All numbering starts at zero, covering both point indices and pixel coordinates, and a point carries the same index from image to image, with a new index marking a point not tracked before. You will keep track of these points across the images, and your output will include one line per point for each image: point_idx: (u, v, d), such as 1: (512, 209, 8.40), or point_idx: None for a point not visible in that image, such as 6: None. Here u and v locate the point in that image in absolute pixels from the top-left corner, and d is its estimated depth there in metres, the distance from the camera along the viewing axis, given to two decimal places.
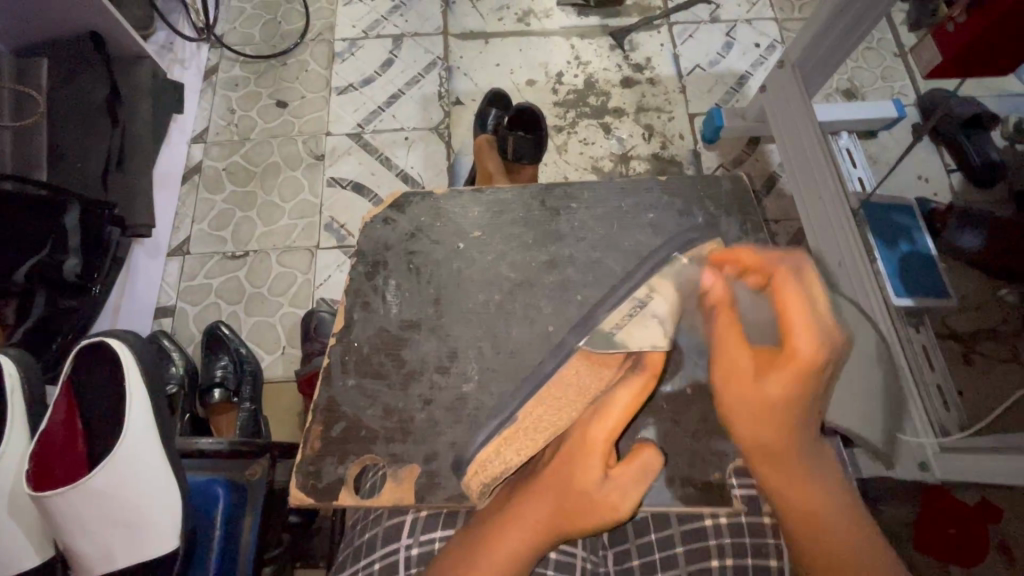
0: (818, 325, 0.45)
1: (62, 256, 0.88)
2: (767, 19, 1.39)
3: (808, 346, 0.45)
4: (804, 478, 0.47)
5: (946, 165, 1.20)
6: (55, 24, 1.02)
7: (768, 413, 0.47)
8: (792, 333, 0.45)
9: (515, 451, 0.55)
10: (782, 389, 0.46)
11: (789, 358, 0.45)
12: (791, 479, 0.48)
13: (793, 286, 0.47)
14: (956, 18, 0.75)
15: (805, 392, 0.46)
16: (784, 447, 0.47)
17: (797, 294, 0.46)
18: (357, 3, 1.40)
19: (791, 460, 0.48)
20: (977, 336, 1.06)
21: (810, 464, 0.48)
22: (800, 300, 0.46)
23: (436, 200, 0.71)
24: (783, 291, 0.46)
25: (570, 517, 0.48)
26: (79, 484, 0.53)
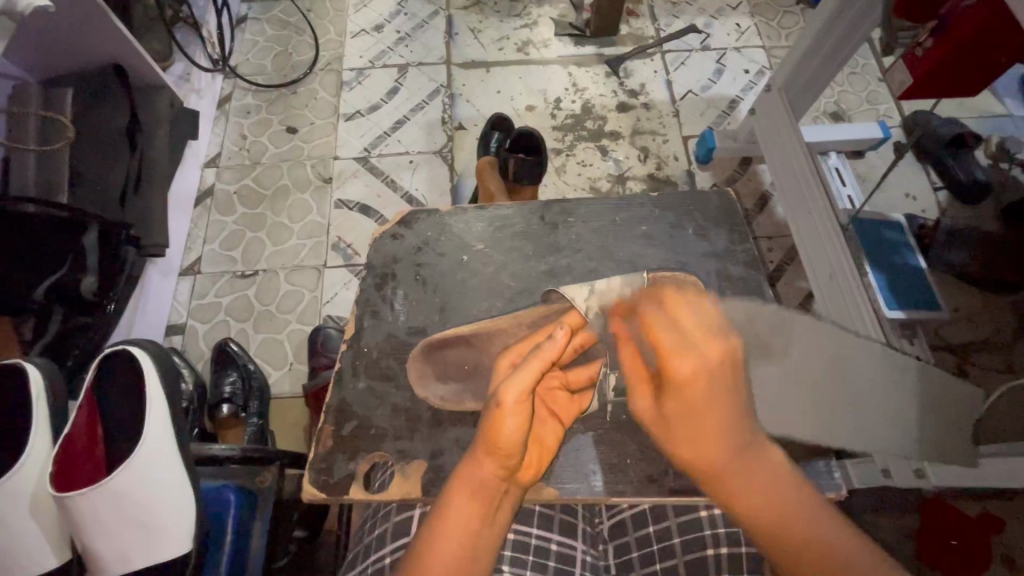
0: (685, 339, 0.45)
1: (79, 275, 0.91)
2: (756, 46, 1.46)
3: (681, 367, 0.44)
4: (746, 484, 0.44)
5: (933, 183, 1.24)
6: (82, 56, 1.08)
7: (695, 437, 0.45)
8: (667, 355, 0.44)
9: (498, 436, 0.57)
10: (676, 407, 0.45)
11: (671, 383, 0.44)
12: (748, 478, 0.44)
13: (660, 318, 0.46)
14: (923, 43, 0.80)
15: (708, 389, 0.44)
16: (717, 470, 0.44)
17: (661, 330, 0.45)
18: (364, 35, 1.48)
19: (731, 477, 0.44)
20: (970, 347, 1.09)
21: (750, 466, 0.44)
22: (666, 325, 0.46)
23: (440, 216, 0.75)
24: (649, 323, 0.46)
25: (488, 443, 0.48)
26: (102, 483, 0.56)
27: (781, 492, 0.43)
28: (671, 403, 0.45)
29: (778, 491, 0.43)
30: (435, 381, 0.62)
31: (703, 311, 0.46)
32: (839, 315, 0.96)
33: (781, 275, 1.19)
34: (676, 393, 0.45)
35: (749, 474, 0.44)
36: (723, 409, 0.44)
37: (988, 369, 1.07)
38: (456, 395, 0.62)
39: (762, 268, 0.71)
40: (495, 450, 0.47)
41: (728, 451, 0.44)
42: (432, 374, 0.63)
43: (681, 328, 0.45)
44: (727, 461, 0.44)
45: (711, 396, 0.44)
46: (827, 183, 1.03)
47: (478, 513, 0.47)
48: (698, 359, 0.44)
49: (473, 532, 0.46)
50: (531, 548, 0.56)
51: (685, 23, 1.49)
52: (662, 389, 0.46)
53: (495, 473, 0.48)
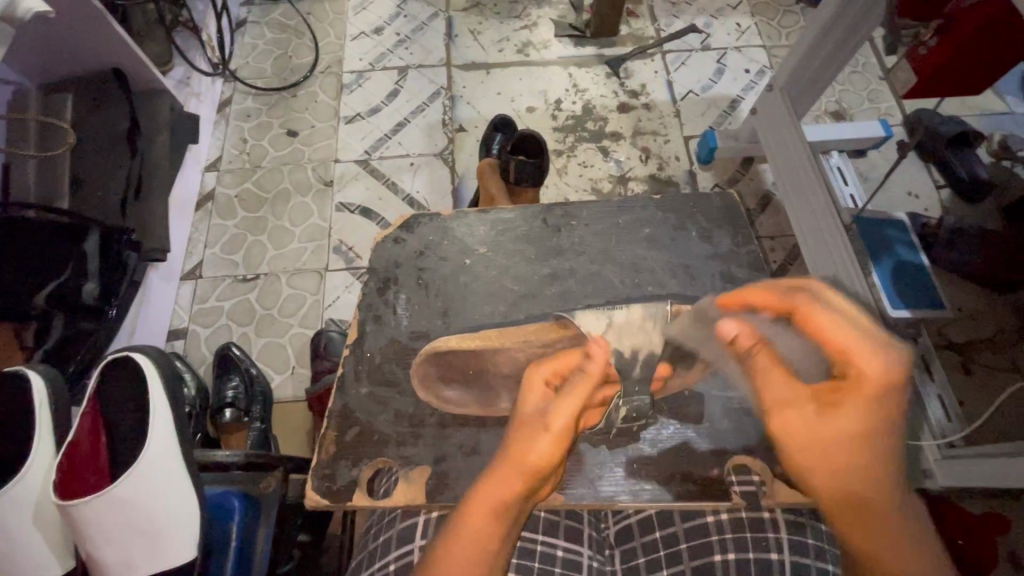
0: (870, 344, 0.46)
1: (81, 280, 0.92)
2: (756, 46, 1.46)
3: (873, 369, 0.45)
4: (881, 512, 0.46)
5: (935, 182, 1.24)
6: (81, 60, 1.08)
7: (855, 463, 0.46)
8: (862, 364, 0.45)
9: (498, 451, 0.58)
10: (856, 422, 0.46)
11: (851, 387, 0.46)
12: (871, 520, 0.46)
13: (820, 313, 0.47)
14: (926, 41, 0.79)
15: (880, 413, 0.46)
16: (855, 491, 0.46)
17: (833, 333, 0.46)
18: (364, 38, 1.48)
19: (864, 502, 0.46)
20: (975, 347, 1.08)
21: (894, 499, 0.46)
22: (831, 323, 0.46)
23: (443, 220, 0.75)
24: (812, 318, 0.47)
25: (514, 463, 0.49)
26: (104, 491, 0.56)
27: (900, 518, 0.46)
28: (849, 410, 0.46)
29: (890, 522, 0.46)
30: (442, 386, 0.61)
31: (854, 320, 0.47)
32: None
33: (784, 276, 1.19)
34: (864, 403, 0.46)
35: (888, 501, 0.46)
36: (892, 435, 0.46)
37: (993, 368, 1.06)
38: (462, 397, 0.61)
39: (767, 270, 0.70)
40: (521, 471, 0.48)
41: (862, 480, 0.46)
42: (436, 376, 0.60)
43: (847, 333, 0.46)
44: (872, 482, 0.46)
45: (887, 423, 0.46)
46: (829, 183, 1.02)
47: (490, 526, 0.47)
48: (885, 371, 0.45)
49: (489, 551, 0.46)
50: (537, 554, 0.56)
51: (685, 23, 1.49)
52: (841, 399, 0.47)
53: (518, 494, 0.48)
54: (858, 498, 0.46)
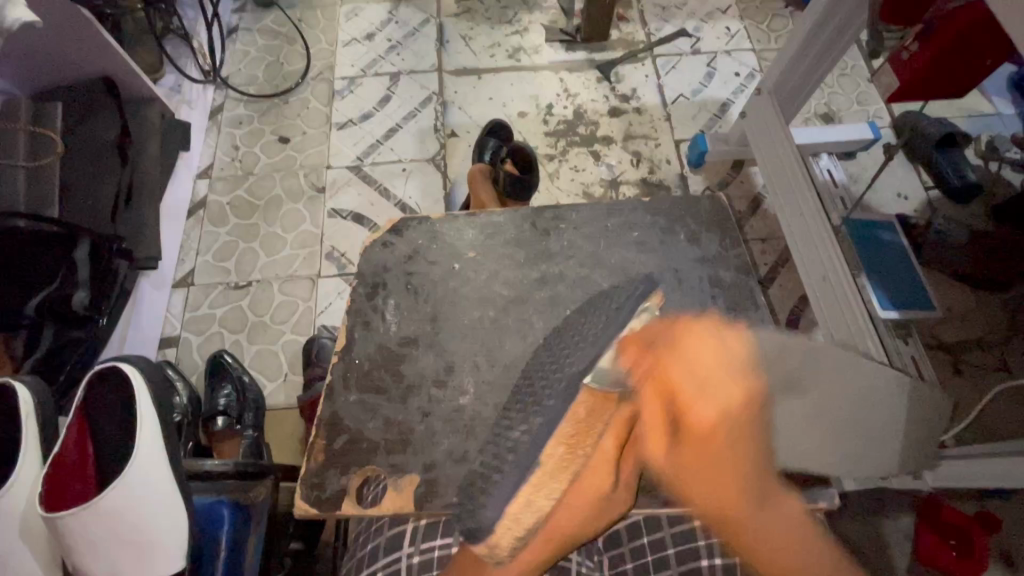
0: (704, 386, 0.50)
1: (69, 290, 0.90)
2: (746, 49, 1.47)
3: (700, 415, 0.50)
4: (758, 526, 0.48)
5: (924, 182, 1.25)
6: (71, 70, 1.08)
7: (704, 483, 0.50)
8: (688, 406, 0.50)
9: (547, 496, 0.49)
10: (693, 452, 0.50)
11: (690, 426, 0.50)
12: (756, 528, 0.48)
13: (674, 362, 0.51)
14: (909, 46, 0.81)
15: (721, 435, 0.50)
16: (729, 509, 0.49)
17: (679, 376, 0.50)
18: (356, 45, 1.48)
19: (741, 517, 0.48)
20: (964, 347, 1.09)
21: (766, 512, 0.49)
22: (683, 371, 0.50)
23: (432, 225, 0.75)
24: (666, 369, 0.50)
25: (571, 536, 0.51)
26: (91, 503, 0.55)
27: (777, 528, 0.48)
28: (688, 453, 0.51)
29: (776, 532, 0.48)
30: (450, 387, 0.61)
31: (711, 357, 0.51)
32: (834, 319, 0.96)
33: (774, 278, 1.20)
34: (694, 444, 0.50)
35: (760, 517, 0.48)
36: (742, 454, 0.50)
37: (982, 368, 1.07)
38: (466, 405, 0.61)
39: (755, 273, 0.71)
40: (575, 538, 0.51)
41: (736, 497, 0.49)
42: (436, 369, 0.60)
43: (697, 374, 0.50)
44: (737, 501, 0.48)
45: (736, 448, 0.50)
46: (817, 187, 1.03)
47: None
48: (715, 405, 0.50)
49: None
50: None
51: (675, 27, 1.50)
52: (684, 438, 0.51)
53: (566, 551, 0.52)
54: (720, 511, 0.49)
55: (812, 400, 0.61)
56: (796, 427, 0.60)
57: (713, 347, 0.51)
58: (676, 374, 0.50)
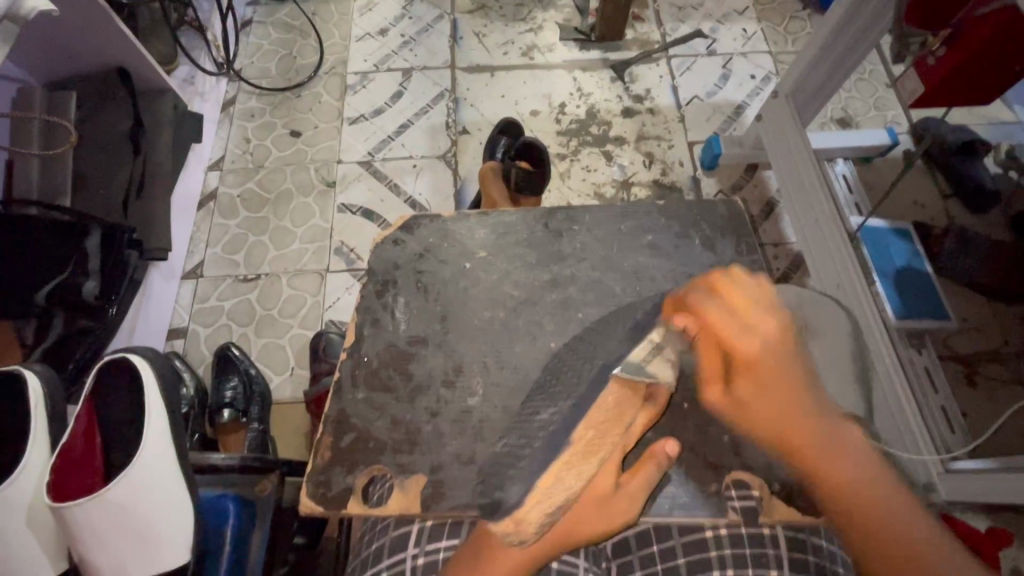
0: (744, 327, 0.55)
1: (81, 279, 0.90)
2: (762, 52, 1.45)
3: (747, 349, 0.54)
4: (834, 456, 0.51)
5: (941, 191, 1.23)
6: (85, 60, 1.08)
7: (768, 411, 0.53)
8: (732, 340, 0.54)
9: (575, 475, 0.54)
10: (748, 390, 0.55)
11: (740, 365, 0.55)
12: (829, 462, 0.51)
13: (711, 307, 0.55)
14: (935, 51, 0.79)
15: (779, 350, 0.54)
16: (801, 440, 0.52)
17: (720, 313, 0.55)
18: (369, 39, 1.48)
19: (808, 445, 0.52)
20: (979, 358, 1.07)
21: (838, 441, 0.52)
22: (725, 318, 0.55)
23: (444, 223, 0.74)
24: (707, 317, 0.55)
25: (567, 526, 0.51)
26: (98, 495, 0.56)
27: (849, 456, 0.51)
28: (743, 388, 0.55)
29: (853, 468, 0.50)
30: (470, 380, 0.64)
31: (756, 302, 0.56)
32: None
33: (786, 285, 1.18)
34: (749, 369, 0.54)
35: (834, 452, 0.51)
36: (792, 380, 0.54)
37: (997, 380, 1.05)
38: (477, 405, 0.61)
39: (770, 280, 0.70)
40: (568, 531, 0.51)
41: (808, 433, 0.52)
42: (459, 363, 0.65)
43: (733, 307, 0.55)
44: (809, 432, 0.52)
45: (780, 372, 0.54)
46: (833, 193, 1.02)
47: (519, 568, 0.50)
48: (760, 338, 0.54)
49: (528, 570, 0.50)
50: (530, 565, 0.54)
51: (691, 28, 1.48)
52: (736, 377, 0.55)
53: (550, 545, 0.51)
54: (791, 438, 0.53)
55: (827, 346, 0.63)
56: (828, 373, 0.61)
57: (753, 286, 0.57)
58: (721, 321, 0.55)
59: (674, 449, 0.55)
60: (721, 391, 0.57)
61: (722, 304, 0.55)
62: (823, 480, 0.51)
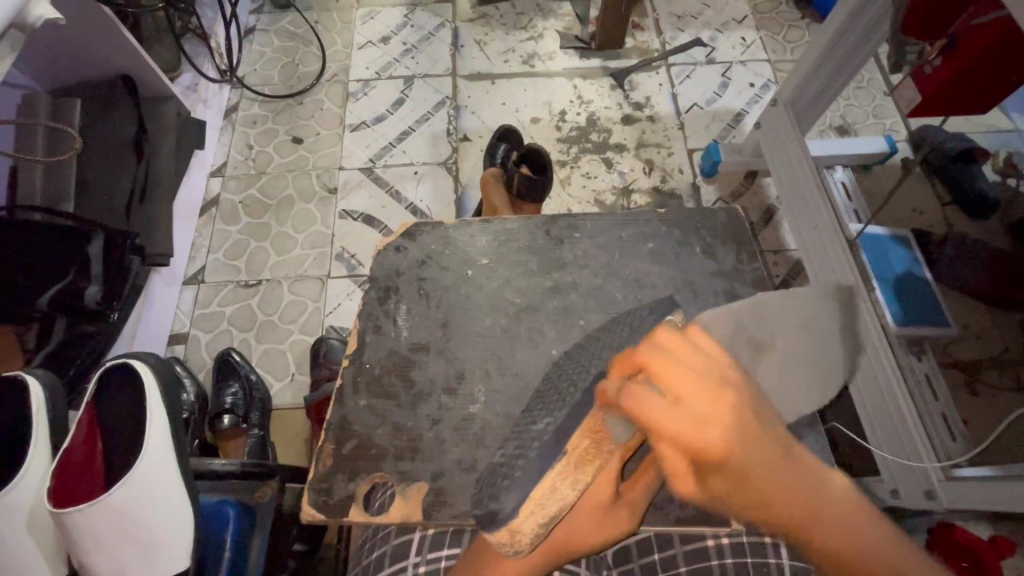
0: (681, 408, 0.38)
1: (83, 284, 0.91)
2: (761, 60, 1.46)
3: (709, 439, 0.37)
4: (840, 532, 0.40)
5: (940, 198, 1.23)
6: (89, 68, 1.09)
7: (759, 495, 0.39)
8: (666, 429, 0.38)
9: (571, 486, 0.49)
10: (724, 452, 0.37)
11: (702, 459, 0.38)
12: (828, 540, 0.40)
13: (667, 371, 0.39)
14: (932, 60, 0.79)
15: (742, 430, 0.37)
16: (801, 520, 0.40)
17: (670, 377, 0.39)
18: (370, 47, 1.49)
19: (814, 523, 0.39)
20: (979, 365, 1.07)
21: (835, 519, 0.40)
22: (683, 375, 0.39)
23: (445, 230, 0.75)
24: (662, 375, 0.39)
25: (567, 540, 0.51)
26: (99, 499, 0.56)
27: (851, 529, 0.40)
28: (718, 486, 0.39)
29: (869, 561, 0.39)
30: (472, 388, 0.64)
31: (688, 358, 0.40)
32: None
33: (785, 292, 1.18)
34: (714, 469, 0.38)
35: (838, 531, 0.40)
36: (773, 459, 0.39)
37: (997, 387, 1.05)
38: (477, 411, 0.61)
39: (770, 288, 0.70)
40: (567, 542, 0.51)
41: (805, 511, 0.40)
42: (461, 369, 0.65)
43: (674, 397, 0.38)
44: (813, 516, 0.39)
45: (741, 465, 0.37)
46: (832, 199, 1.03)
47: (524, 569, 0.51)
48: (714, 426, 0.37)
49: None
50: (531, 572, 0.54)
51: (690, 37, 1.50)
52: (703, 469, 0.39)
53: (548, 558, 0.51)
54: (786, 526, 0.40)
55: (790, 354, 0.54)
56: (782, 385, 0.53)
57: (682, 349, 0.40)
58: (653, 411, 0.38)
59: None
60: (694, 486, 0.41)
61: (657, 387, 0.39)
62: (832, 558, 0.40)
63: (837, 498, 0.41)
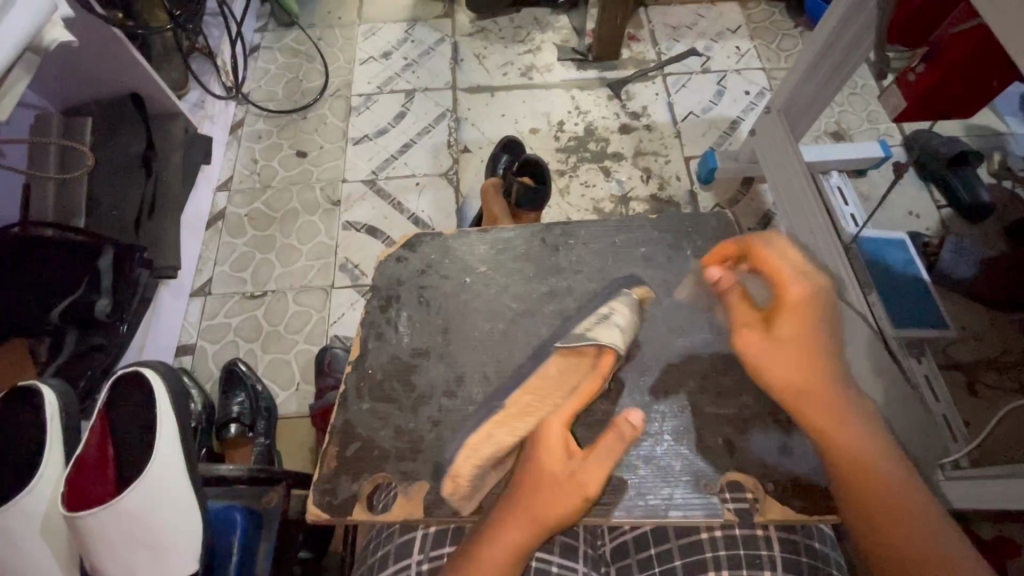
0: (800, 272, 0.57)
1: (94, 296, 0.93)
2: (755, 68, 1.49)
3: (792, 287, 0.57)
4: (847, 412, 0.53)
5: (936, 202, 1.25)
6: (101, 87, 1.12)
7: (795, 356, 0.55)
8: (784, 279, 0.57)
9: (508, 433, 0.59)
10: (789, 328, 0.56)
11: (781, 299, 0.57)
12: (833, 419, 0.53)
13: (764, 248, 0.59)
14: (915, 68, 0.81)
15: (813, 309, 0.56)
16: (812, 385, 0.54)
17: (771, 258, 0.58)
18: (372, 63, 1.52)
19: (831, 401, 0.54)
20: (979, 366, 1.08)
21: (850, 401, 0.54)
22: (772, 254, 0.58)
23: (444, 239, 0.77)
24: (758, 251, 0.59)
25: (540, 512, 0.51)
26: (110, 503, 0.57)
27: (862, 421, 0.53)
28: (781, 326, 0.56)
29: (870, 446, 0.52)
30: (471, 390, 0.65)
31: (783, 261, 0.58)
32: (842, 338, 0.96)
33: None
34: (790, 310, 0.56)
35: (852, 417, 0.53)
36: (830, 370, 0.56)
37: (997, 388, 1.05)
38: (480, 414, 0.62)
39: None
40: (540, 517, 0.51)
41: (824, 381, 0.54)
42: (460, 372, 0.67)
43: (783, 258, 0.58)
44: (827, 392, 0.54)
45: (809, 325, 0.56)
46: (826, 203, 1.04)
47: (508, 565, 0.50)
48: (802, 284, 0.57)
49: (520, 548, 0.50)
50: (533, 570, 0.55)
51: (685, 47, 1.52)
52: (777, 317, 0.57)
53: (530, 534, 0.51)
54: (800, 387, 0.54)
55: None
56: None
57: (781, 248, 0.59)
58: (766, 251, 0.59)
59: (637, 421, 0.55)
60: (759, 339, 0.57)
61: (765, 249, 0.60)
62: (834, 436, 0.53)
63: (868, 409, 0.54)
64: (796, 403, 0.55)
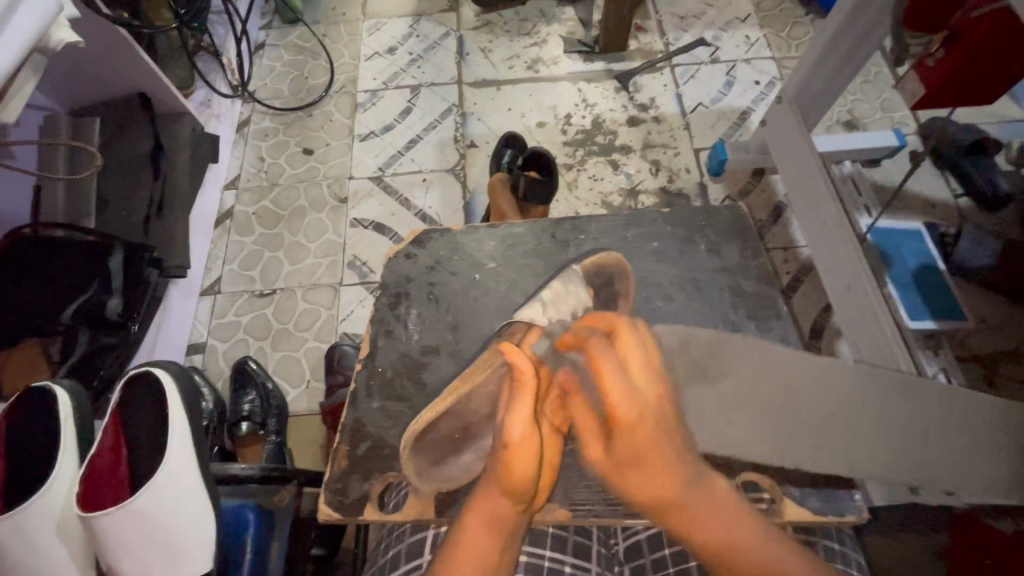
0: (631, 391, 0.48)
1: (105, 296, 0.94)
2: (765, 58, 1.46)
3: (625, 408, 0.48)
4: (710, 527, 0.47)
5: (953, 191, 1.22)
6: (108, 87, 1.13)
7: (642, 474, 0.48)
8: (609, 395, 0.48)
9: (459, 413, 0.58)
10: (626, 441, 0.49)
11: (617, 425, 0.48)
12: (694, 522, 0.48)
13: (608, 352, 0.50)
14: (934, 53, 0.79)
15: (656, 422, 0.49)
16: (668, 501, 0.48)
17: (610, 362, 0.50)
18: (377, 58, 1.52)
19: (680, 509, 0.48)
20: (997, 358, 1.06)
21: (711, 513, 0.48)
22: (613, 370, 0.49)
23: (453, 235, 0.76)
24: (600, 368, 0.49)
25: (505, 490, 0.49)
26: (124, 503, 0.58)
27: (734, 532, 0.47)
28: (619, 446, 0.49)
29: (748, 558, 0.46)
30: None
31: (621, 368, 0.49)
32: (857, 330, 0.95)
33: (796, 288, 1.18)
34: (625, 431, 0.48)
35: (714, 528, 0.47)
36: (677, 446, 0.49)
37: (1017, 380, 1.03)
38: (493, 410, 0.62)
39: (776, 283, 0.71)
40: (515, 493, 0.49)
41: (679, 491, 0.48)
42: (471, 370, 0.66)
43: (625, 364, 0.50)
44: (679, 500, 0.48)
45: (658, 434, 0.49)
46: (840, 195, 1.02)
47: (488, 544, 0.48)
48: (638, 400, 0.48)
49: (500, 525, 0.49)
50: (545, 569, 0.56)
51: (693, 37, 1.50)
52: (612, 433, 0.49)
53: (510, 508, 0.50)
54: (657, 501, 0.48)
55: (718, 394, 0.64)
56: (716, 419, 0.63)
57: (630, 344, 0.51)
58: (602, 354, 0.50)
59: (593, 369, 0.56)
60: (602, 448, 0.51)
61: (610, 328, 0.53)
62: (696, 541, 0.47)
63: (746, 516, 0.48)
64: (663, 514, 0.48)
